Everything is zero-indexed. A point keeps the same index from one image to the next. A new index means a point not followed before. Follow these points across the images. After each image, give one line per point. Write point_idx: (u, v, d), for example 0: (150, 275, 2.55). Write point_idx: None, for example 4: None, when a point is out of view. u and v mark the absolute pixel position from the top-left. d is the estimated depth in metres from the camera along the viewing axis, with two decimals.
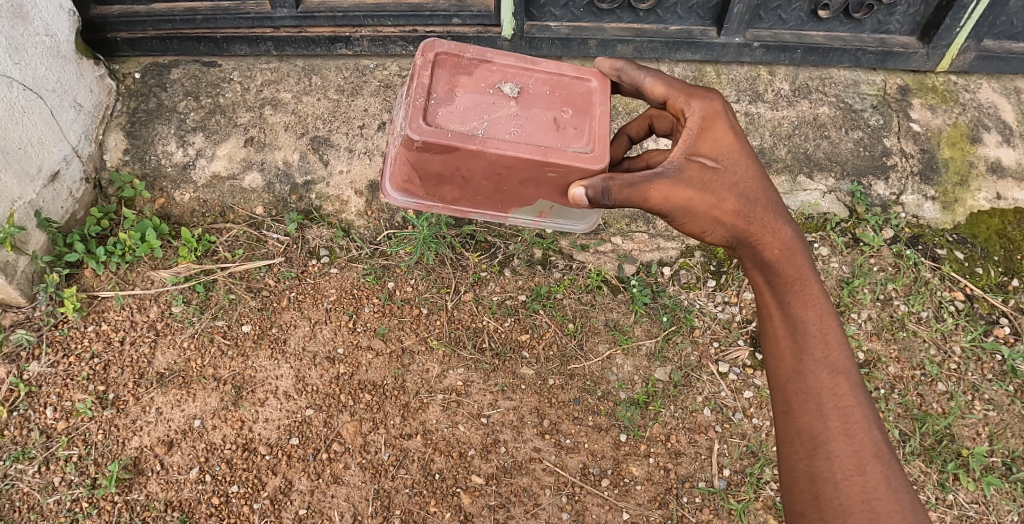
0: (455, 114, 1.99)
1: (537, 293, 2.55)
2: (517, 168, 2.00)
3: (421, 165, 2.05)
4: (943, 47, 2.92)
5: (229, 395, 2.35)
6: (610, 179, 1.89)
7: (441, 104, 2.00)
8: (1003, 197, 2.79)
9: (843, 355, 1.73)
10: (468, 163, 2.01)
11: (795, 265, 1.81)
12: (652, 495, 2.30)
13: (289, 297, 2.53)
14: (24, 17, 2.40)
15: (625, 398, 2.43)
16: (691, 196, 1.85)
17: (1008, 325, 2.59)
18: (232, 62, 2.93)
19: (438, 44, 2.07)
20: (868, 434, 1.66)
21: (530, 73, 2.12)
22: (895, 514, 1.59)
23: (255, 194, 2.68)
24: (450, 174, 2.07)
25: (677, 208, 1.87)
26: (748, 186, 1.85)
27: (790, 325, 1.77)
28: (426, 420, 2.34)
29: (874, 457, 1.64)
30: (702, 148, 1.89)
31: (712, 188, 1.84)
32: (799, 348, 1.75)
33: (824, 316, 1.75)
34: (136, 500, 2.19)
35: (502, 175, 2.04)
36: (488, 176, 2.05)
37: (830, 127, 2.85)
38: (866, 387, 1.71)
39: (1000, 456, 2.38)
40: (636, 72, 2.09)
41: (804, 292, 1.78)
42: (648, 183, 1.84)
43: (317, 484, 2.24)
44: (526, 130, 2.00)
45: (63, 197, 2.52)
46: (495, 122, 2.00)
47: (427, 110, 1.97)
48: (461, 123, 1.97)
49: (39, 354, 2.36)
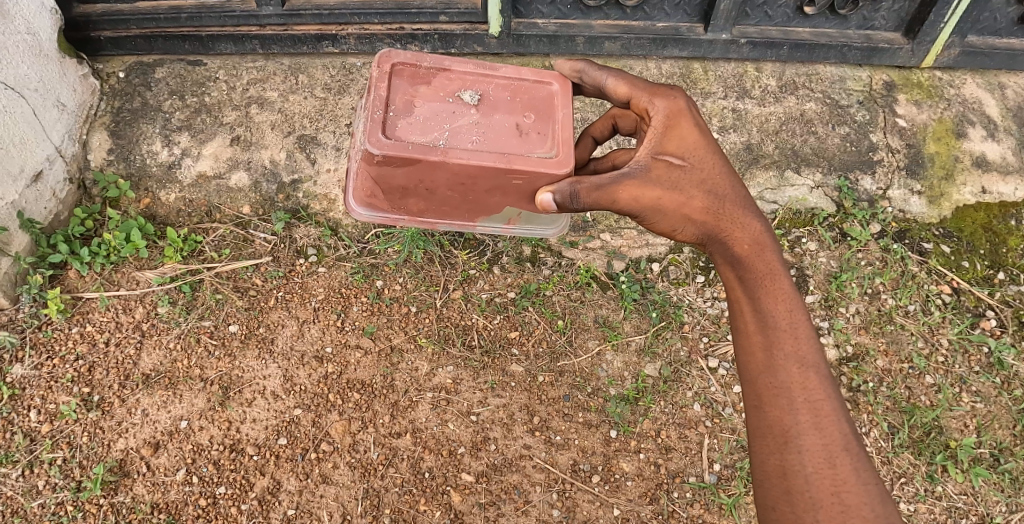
0: (419, 129, 1.98)
1: (526, 290, 2.55)
2: (480, 175, 1.99)
3: (388, 181, 2.05)
4: (927, 42, 2.93)
5: (216, 395, 2.33)
6: (577, 183, 1.90)
7: (405, 120, 1.98)
8: (988, 191, 2.80)
9: (813, 349, 1.73)
10: (434, 174, 2.00)
11: (765, 259, 1.81)
12: (642, 491, 2.29)
13: (277, 297, 2.52)
14: (4, 15, 2.40)
15: (615, 394, 2.42)
16: (660, 195, 1.84)
17: (995, 317, 2.60)
18: (218, 61, 2.91)
19: (395, 54, 2.06)
20: (837, 427, 1.67)
21: (490, 79, 2.12)
22: (866, 507, 1.60)
23: (242, 193, 2.68)
24: (414, 189, 2.07)
25: (646, 208, 1.87)
26: (717, 183, 1.85)
27: (761, 319, 1.77)
28: (416, 418, 2.33)
29: (844, 450, 1.65)
30: (669, 146, 1.88)
31: (681, 186, 1.84)
32: (768, 342, 1.75)
33: (793, 310, 1.76)
34: (122, 503, 2.17)
35: (466, 185, 2.04)
36: (453, 187, 2.05)
37: (817, 123, 2.86)
38: (835, 379, 1.71)
39: (988, 447, 2.39)
40: (597, 73, 2.09)
41: (773, 287, 1.78)
42: (615, 184, 1.84)
43: (306, 484, 2.22)
44: (488, 137, 2.00)
45: (46, 198, 2.51)
46: (458, 133, 1.99)
47: (390, 127, 1.97)
48: (425, 136, 1.96)
49: (21, 357, 2.34)
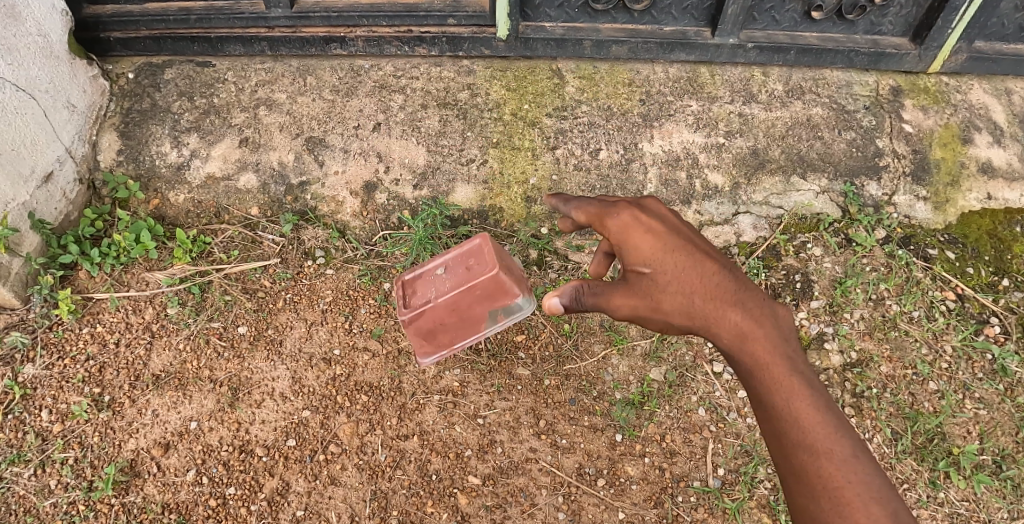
0: (419, 294, 2.24)
1: (533, 294, 2.57)
2: (477, 303, 2.20)
3: (413, 286, 2.28)
4: (934, 48, 2.93)
5: (226, 396, 2.36)
6: (579, 289, 1.89)
7: (407, 297, 2.26)
8: (994, 197, 2.80)
9: (800, 387, 1.66)
10: (448, 328, 2.25)
11: (734, 318, 1.74)
12: (647, 495, 2.30)
13: (285, 298, 2.55)
14: (16, 17, 2.42)
15: (621, 398, 2.43)
16: (631, 302, 1.84)
17: (999, 324, 2.58)
18: (227, 62, 2.93)
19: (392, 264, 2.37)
20: (838, 448, 1.60)
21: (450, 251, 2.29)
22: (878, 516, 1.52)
23: (251, 194, 2.70)
24: (431, 273, 2.27)
25: (629, 316, 1.87)
26: (674, 264, 1.81)
27: (748, 384, 1.72)
28: (423, 421, 2.35)
29: (846, 469, 1.58)
30: (620, 242, 1.88)
31: (642, 287, 1.83)
32: (762, 407, 1.70)
33: (771, 354, 1.70)
34: (133, 503, 2.19)
35: (468, 249, 2.23)
36: (455, 255, 2.25)
37: (823, 128, 2.87)
38: (828, 404, 1.64)
39: (990, 454, 2.37)
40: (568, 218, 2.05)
41: (750, 347, 1.71)
42: (590, 301, 1.88)
43: (314, 485, 2.24)
44: (470, 269, 2.19)
45: (56, 198, 2.54)
46: (445, 279, 2.22)
47: (402, 293, 2.27)
48: (421, 301, 2.21)
49: (33, 357, 2.37)
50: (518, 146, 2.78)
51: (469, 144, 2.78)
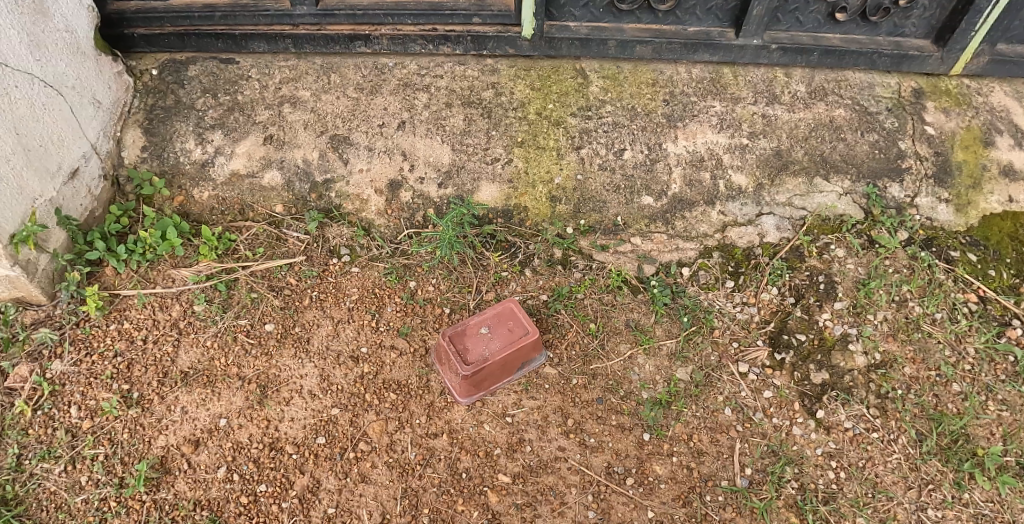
0: (473, 350, 2.31)
1: (558, 294, 2.60)
2: (520, 357, 2.38)
3: (461, 342, 2.33)
4: (957, 50, 2.94)
5: (255, 394, 2.37)
6: None
7: (461, 353, 2.29)
8: (1015, 200, 2.82)
9: None
10: (492, 376, 2.37)
11: None
12: (675, 494, 2.28)
13: (311, 296, 2.57)
14: (44, 14, 2.42)
15: (648, 397, 2.44)
16: None
17: (1021, 327, 2.58)
18: (250, 59, 2.93)
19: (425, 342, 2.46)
20: None
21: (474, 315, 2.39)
22: None
23: (275, 192, 2.71)
24: (474, 330, 2.36)
25: None
26: None
27: None
28: (452, 419, 2.37)
29: None
30: None
31: None
32: None
33: None
34: (164, 500, 2.19)
35: (503, 311, 2.40)
36: (493, 316, 2.39)
37: (846, 130, 2.88)
38: None
39: (1014, 455, 2.35)
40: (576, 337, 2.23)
41: None
42: None
43: (345, 483, 2.25)
44: (513, 330, 2.36)
45: (82, 195, 2.54)
46: (493, 337, 2.34)
47: (453, 347, 2.30)
48: (480, 357, 2.29)
49: (61, 353, 2.38)
50: (543, 146, 2.79)
51: (494, 143, 2.78)
